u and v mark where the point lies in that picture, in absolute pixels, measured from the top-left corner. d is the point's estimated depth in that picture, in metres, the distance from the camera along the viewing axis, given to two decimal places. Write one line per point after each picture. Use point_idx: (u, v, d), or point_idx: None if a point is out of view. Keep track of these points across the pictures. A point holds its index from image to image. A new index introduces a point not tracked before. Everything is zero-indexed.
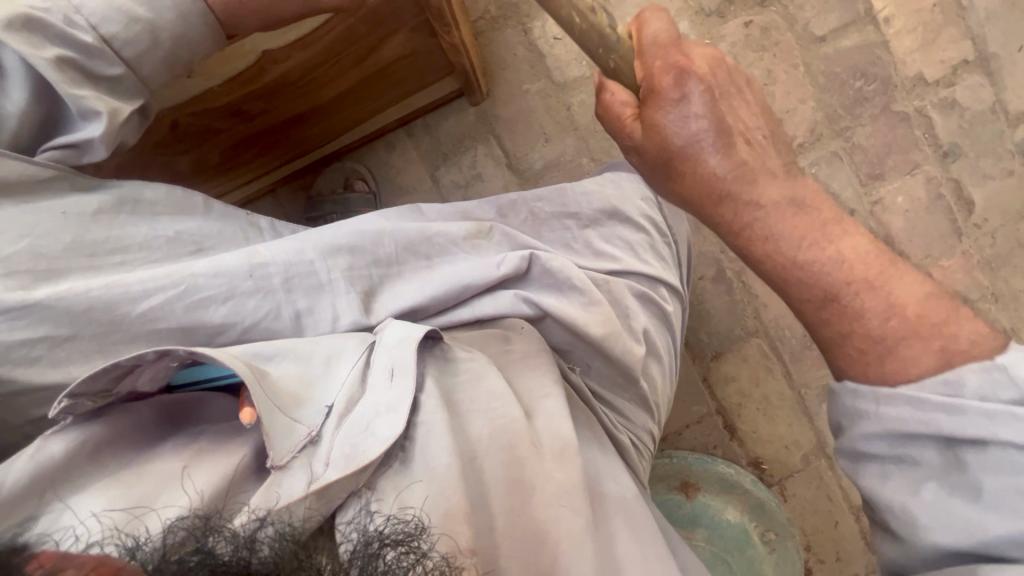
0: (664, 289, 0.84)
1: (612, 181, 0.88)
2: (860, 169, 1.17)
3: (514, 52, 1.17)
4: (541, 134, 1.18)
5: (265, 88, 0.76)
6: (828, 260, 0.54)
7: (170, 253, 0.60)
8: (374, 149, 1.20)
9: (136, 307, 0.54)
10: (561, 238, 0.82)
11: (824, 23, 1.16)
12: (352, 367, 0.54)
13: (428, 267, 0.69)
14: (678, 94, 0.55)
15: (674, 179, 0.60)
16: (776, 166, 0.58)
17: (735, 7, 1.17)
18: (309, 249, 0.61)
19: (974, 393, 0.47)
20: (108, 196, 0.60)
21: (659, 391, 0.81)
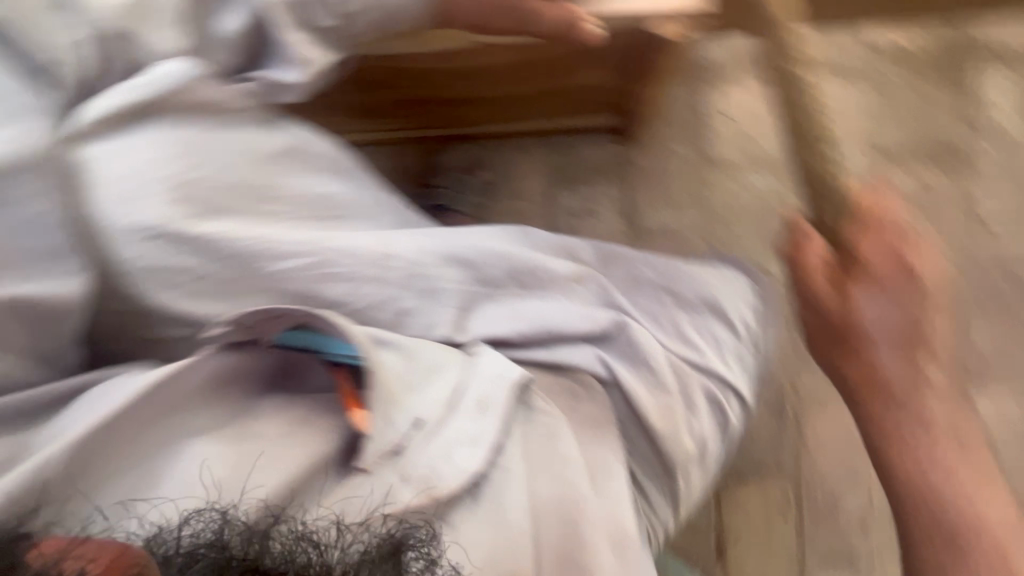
0: (735, 403, 0.77)
1: (720, 273, 0.85)
2: None
3: (678, 113, 1.16)
4: (668, 199, 1.16)
5: None
6: (964, 501, 0.55)
7: (313, 211, 0.63)
8: (506, 144, 1.20)
9: (272, 264, 0.58)
10: (650, 311, 0.80)
11: (995, 211, 1.10)
12: (451, 380, 0.57)
13: (518, 296, 0.71)
14: (886, 284, 0.60)
15: (843, 351, 0.63)
16: (944, 391, 0.60)
17: (912, 159, 1.12)
18: (437, 252, 0.66)
19: None
20: (280, 141, 0.64)
21: (690, 501, 0.74)
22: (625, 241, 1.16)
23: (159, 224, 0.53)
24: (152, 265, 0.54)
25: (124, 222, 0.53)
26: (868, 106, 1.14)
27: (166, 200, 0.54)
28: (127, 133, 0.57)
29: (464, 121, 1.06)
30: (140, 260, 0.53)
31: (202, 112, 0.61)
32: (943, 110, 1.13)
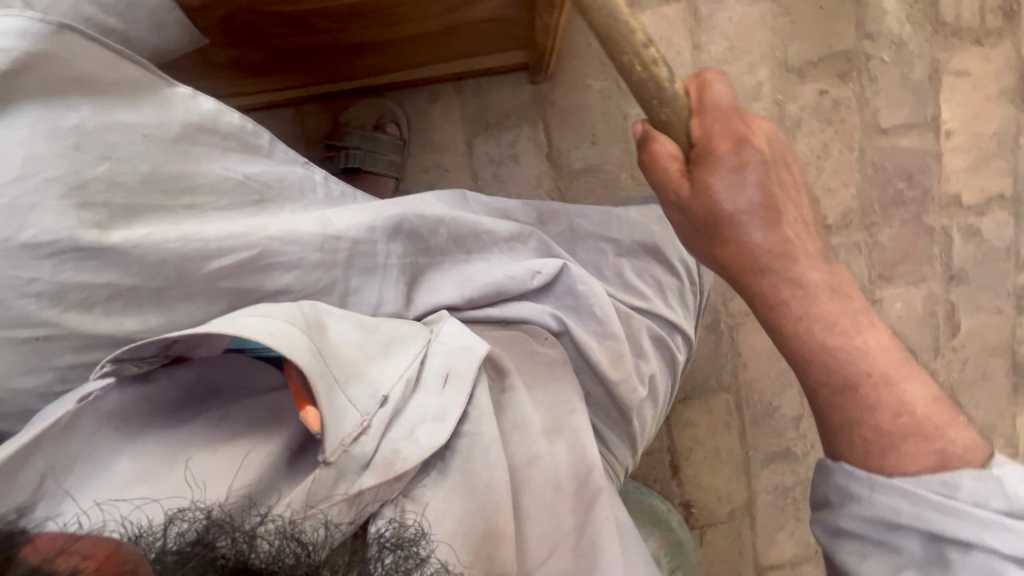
0: (681, 338, 0.87)
1: (659, 217, 0.88)
2: (873, 267, 1.19)
3: (590, 44, 1.11)
4: (589, 136, 1.13)
5: (338, 11, 0.67)
6: (851, 350, 0.57)
7: (238, 196, 0.61)
8: (417, 95, 1.13)
9: (206, 263, 0.55)
10: (594, 261, 0.86)
11: (891, 116, 1.16)
12: (408, 362, 0.54)
13: (467, 262, 0.73)
14: (733, 160, 0.57)
15: (717, 242, 0.61)
16: (814, 247, 0.60)
17: (816, 71, 1.15)
18: (378, 229, 0.64)
19: (966, 497, 0.51)
20: (183, 117, 0.58)
21: (645, 431, 0.82)
22: (552, 184, 1.14)
23: (64, 237, 0.49)
24: (54, 287, 0.50)
25: (20, 238, 0.48)
26: (774, 22, 1.14)
27: (67, 206, 0.50)
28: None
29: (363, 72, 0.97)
30: (34, 281, 0.49)
31: (85, 87, 0.52)
32: (846, 19, 1.14)
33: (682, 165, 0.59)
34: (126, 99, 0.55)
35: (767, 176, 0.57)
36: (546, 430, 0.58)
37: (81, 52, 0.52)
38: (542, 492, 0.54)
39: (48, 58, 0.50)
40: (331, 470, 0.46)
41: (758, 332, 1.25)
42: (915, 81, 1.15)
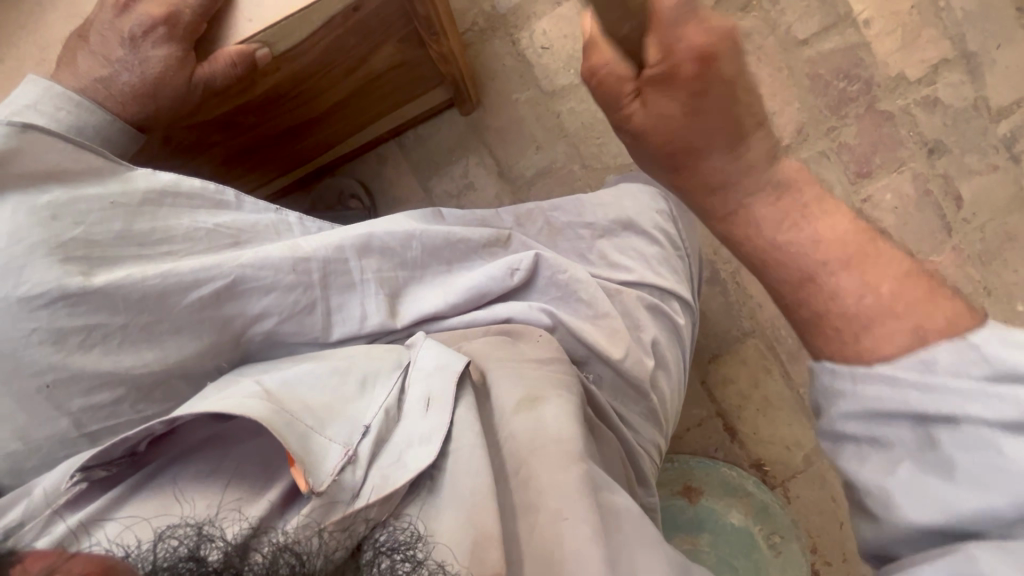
0: (678, 305, 0.83)
1: (627, 193, 0.86)
2: (849, 168, 1.19)
3: (503, 63, 1.18)
4: (532, 142, 1.19)
5: (258, 98, 0.74)
6: (803, 239, 0.53)
7: (211, 241, 0.59)
8: (367, 160, 1.21)
9: (185, 297, 0.55)
10: (574, 249, 0.83)
11: (805, 26, 1.18)
12: (388, 392, 0.57)
13: (449, 272, 0.73)
14: (697, 83, 0.51)
15: (675, 170, 0.58)
16: (762, 145, 0.56)
17: (718, 13, 1.18)
18: (347, 248, 0.63)
19: (948, 369, 0.42)
20: (148, 186, 0.58)
21: (667, 404, 0.80)
22: (514, 197, 1.19)
23: (53, 286, 0.50)
24: (52, 332, 0.51)
25: (17, 293, 0.50)
26: None
27: (50, 261, 0.51)
28: None
29: (318, 150, 1.05)
30: (35, 330, 0.50)
31: (54, 180, 0.55)
32: None
33: (633, 82, 0.54)
34: (93, 180, 0.57)
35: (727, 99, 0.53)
36: (517, 403, 0.58)
37: (43, 150, 0.55)
38: (534, 464, 0.53)
39: (16, 156, 0.53)
40: (323, 498, 0.48)
41: None
42: None
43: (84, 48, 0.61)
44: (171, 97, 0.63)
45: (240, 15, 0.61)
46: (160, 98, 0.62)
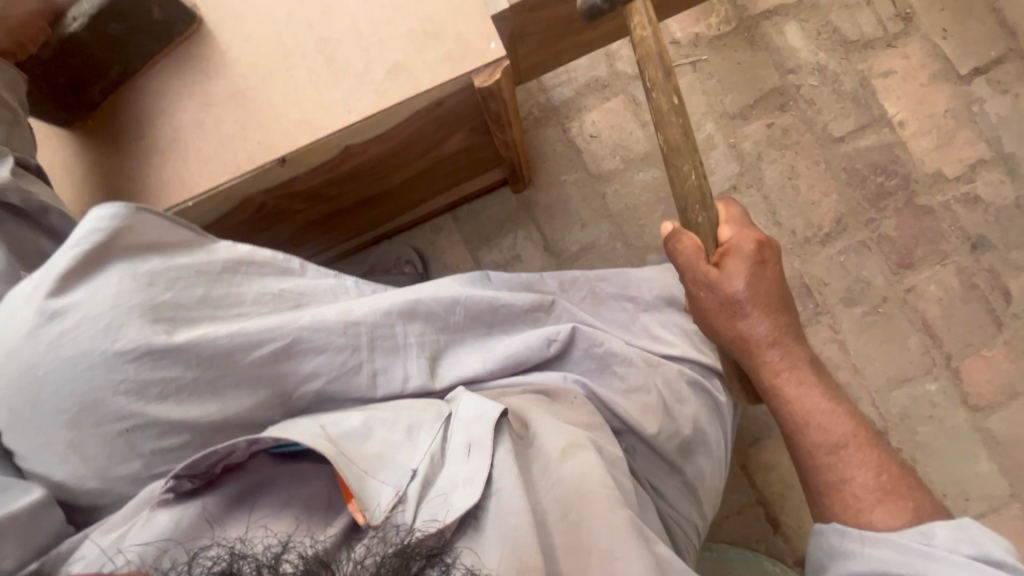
0: (717, 384, 0.82)
1: (670, 271, 0.90)
2: (890, 258, 1.21)
3: (554, 148, 1.29)
4: (578, 220, 1.27)
5: (343, 175, 0.83)
6: (834, 414, 0.68)
7: (274, 306, 0.65)
8: (422, 228, 1.29)
9: (250, 355, 0.59)
10: (617, 320, 0.86)
11: (841, 125, 1.24)
12: (432, 439, 0.61)
13: (490, 335, 0.76)
14: (756, 260, 0.71)
15: (732, 322, 0.71)
16: (801, 336, 0.73)
17: (757, 110, 1.26)
18: (394, 313, 0.67)
19: (944, 546, 0.57)
20: (229, 256, 0.64)
21: (706, 484, 0.77)
22: (557, 270, 1.26)
23: (142, 344, 0.54)
24: (135, 383, 0.54)
25: (110, 349, 0.53)
26: (704, 85, 1.27)
27: (142, 321, 0.55)
28: (90, 273, 0.56)
29: (380, 220, 1.15)
30: (121, 381, 0.54)
31: (153, 251, 0.60)
32: (763, 64, 1.27)
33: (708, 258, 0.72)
34: (184, 251, 0.62)
35: (773, 275, 0.72)
36: (561, 453, 0.60)
37: (150, 226, 0.60)
38: (582, 508, 0.56)
39: (129, 232, 0.58)
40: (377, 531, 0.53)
41: None
42: (849, 92, 1.25)
43: (214, 133, 0.72)
44: (273, 161, 0.71)
45: (339, 105, 0.70)
46: (264, 162, 0.71)
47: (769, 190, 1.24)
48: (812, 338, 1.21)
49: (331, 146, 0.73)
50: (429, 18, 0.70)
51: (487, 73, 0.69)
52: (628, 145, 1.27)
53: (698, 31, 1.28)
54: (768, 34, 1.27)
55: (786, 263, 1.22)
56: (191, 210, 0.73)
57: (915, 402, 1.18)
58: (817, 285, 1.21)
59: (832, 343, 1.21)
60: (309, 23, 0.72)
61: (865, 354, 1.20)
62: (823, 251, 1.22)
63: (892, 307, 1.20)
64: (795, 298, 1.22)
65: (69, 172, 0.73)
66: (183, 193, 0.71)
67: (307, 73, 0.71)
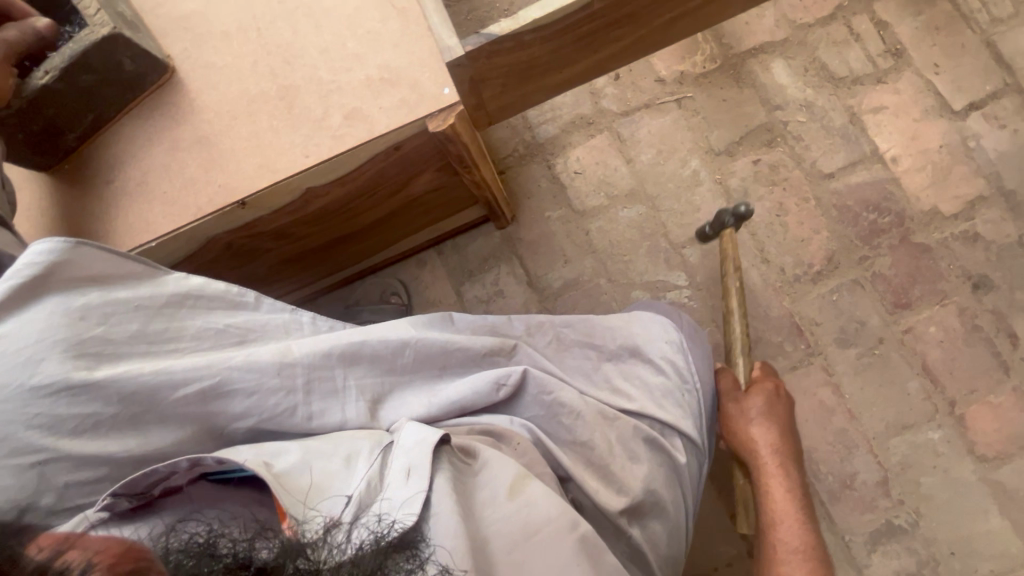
0: (681, 443, 0.80)
1: (639, 320, 0.89)
2: (886, 297, 1.16)
3: (539, 184, 1.29)
4: (562, 256, 1.26)
5: (310, 216, 0.84)
6: (805, 525, 0.79)
7: (213, 342, 0.64)
8: (406, 263, 1.30)
9: (173, 394, 0.59)
10: (580, 368, 0.85)
11: (831, 161, 1.22)
12: (369, 467, 0.61)
13: (439, 379, 0.75)
14: (772, 389, 0.92)
15: (744, 422, 0.88)
16: (799, 462, 0.87)
17: (744, 146, 1.24)
18: (335, 355, 0.66)
19: None
20: (174, 289, 0.64)
21: (657, 548, 0.74)
22: (540, 306, 1.24)
23: (61, 379, 0.55)
24: (52, 418, 0.55)
25: (30, 383, 0.55)
26: (689, 122, 1.27)
27: (64, 357, 0.56)
28: (26, 305, 0.57)
29: (360, 257, 1.16)
30: (38, 415, 0.55)
31: (95, 283, 0.61)
32: (750, 101, 1.26)
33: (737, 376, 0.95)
34: (129, 283, 0.63)
35: (784, 411, 0.91)
36: (510, 488, 0.61)
37: (91, 259, 0.61)
38: (530, 543, 0.58)
39: (66, 265, 0.59)
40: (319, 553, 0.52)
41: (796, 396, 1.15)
42: (839, 128, 1.23)
43: (178, 175, 0.74)
44: (233, 204, 0.73)
45: (297, 150, 0.72)
46: (223, 205, 0.72)
47: (757, 226, 1.21)
48: (804, 380, 1.16)
49: (291, 189, 0.74)
50: (387, 66, 0.72)
51: (441, 117, 0.70)
52: (613, 181, 1.27)
53: (683, 69, 1.29)
54: (755, 71, 1.27)
55: (776, 301, 1.18)
56: (156, 249, 0.74)
57: (916, 451, 1.12)
58: (809, 324, 1.17)
59: (826, 387, 1.15)
60: (272, 72, 0.74)
61: (861, 398, 1.14)
62: (814, 290, 1.18)
63: (889, 349, 1.15)
64: (785, 337, 1.17)
65: (41, 212, 0.76)
66: (147, 234, 0.73)
67: (268, 119, 0.73)
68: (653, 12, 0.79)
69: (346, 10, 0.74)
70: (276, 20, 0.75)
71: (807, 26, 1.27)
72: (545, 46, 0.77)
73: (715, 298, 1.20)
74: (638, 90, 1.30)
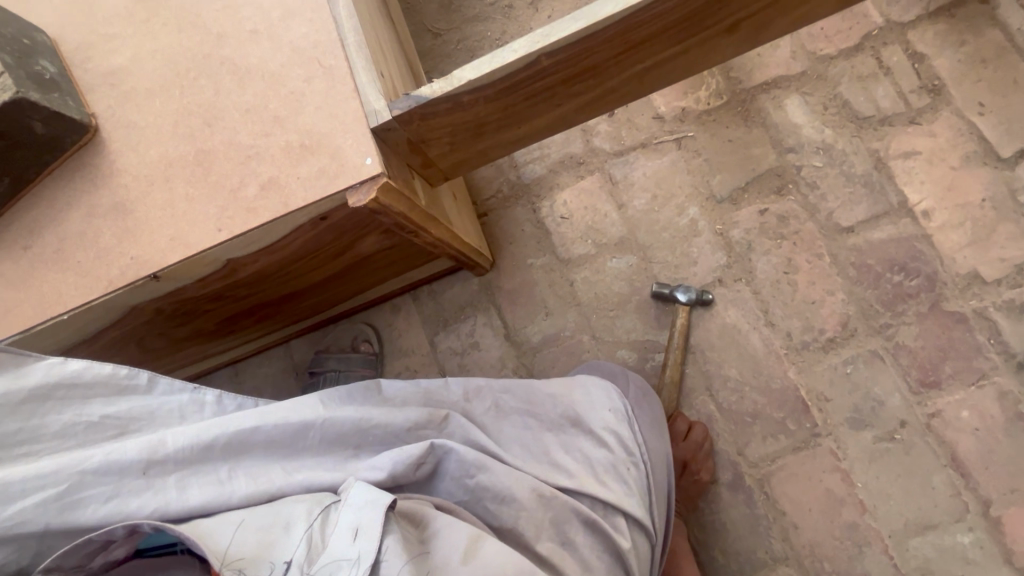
0: (624, 524, 0.72)
1: (581, 384, 0.80)
2: (910, 374, 1.01)
3: (523, 229, 1.19)
4: (543, 308, 1.16)
5: (243, 281, 0.78)
6: None
7: (78, 438, 0.64)
8: (380, 308, 1.23)
9: (10, 506, 0.58)
10: (518, 439, 0.76)
11: (850, 213, 1.07)
12: (309, 526, 0.59)
13: (355, 454, 0.70)
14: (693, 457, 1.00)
15: None
16: None
17: (749, 194, 1.11)
18: (215, 449, 0.64)
19: None
20: (36, 381, 0.63)
21: None
22: (517, 362, 1.15)
23: None
24: None
25: None
26: (689, 164, 1.15)
27: None
28: None
29: (325, 307, 1.10)
30: None
31: None
32: (759, 142, 1.13)
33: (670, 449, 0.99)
34: None
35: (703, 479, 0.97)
36: (464, 553, 0.60)
37: None
38: None
39: None
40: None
41: (798, 481, 1.02)
42: (861, 175, 1.08)
43: (93, 245, 0.69)
44: (145, 278, 0.68)
45: (211, 222, 0.66)
46: (135, 279, 0.68)
47: (761, 285, 1.08)
48: (809, 463, 1.02)
49: (208, 261, 0.68)
50: (309, 131, 0.65)
51: (362, 192, 0.63)
52: (601, 228, 1.16)
53: (684, 106, 1.16)
54: (766, 108, 1.13)
55: (780, 371, 1.05)
56: (68, 321, 0.71)
57: (942, 556, 0.96)
58: (817, 399, 1.03)
59: (834, 473, 1.01)
60: (192, 134, 0.68)
61: (876, 489, 0.99)
62: (824, 360, 1.04)
63: (911, 435, 0.99)
64: (789, 413, 1.03)
65: None
66: (57, 307, 0.69)
67: (184, 186, 0.67)
68: (623, 62, 0.69)
69: (271, 68, 0.67)
70: (200, 77, 0.69)
71: (828, 59, 1.13)
72: (492, 105, 0.68)
73: (710, 364, 1.07)
74: (633, 128, 1.18)
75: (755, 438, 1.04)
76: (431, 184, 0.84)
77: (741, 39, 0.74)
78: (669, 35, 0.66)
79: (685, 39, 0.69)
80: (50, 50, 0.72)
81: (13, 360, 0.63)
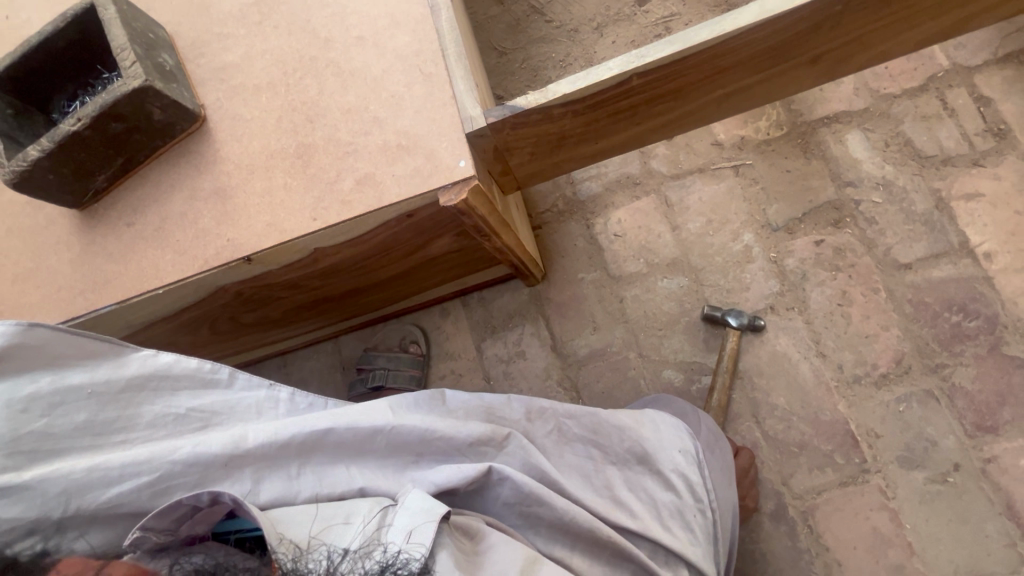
0: (686, 574, 0.73)
1: (650, 420, 0.81)
2: (965, 417, 0.99)
3: (575, 243, 1.22)
4: (590, 323, 1.18)
5: (322, 272, 0.82)
6: None
7: (166, 429, 0.67)
8: (430, 310, 1.26)
9: (107, 491, 0.61)
10: (581, 469, 0.78)
11: (909, 250, 1.07)
12: (366, 524, 0.62)
13: (417, 465, 0.72)
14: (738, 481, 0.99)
15: None
16: None
17: (805, 225, 1.12)
18: (291, 446, 0.66)
19: None
20: (132, 372, 0.67)
21: None
22: (561, 373, 1.16)
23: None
24: None
25: None
26: (747, 191, 1.16)
27: None
28: None
29: (379, 306, 1.13)
30: None
31: (54, 368, 0.64)
32: (818, 174, 1.14)
33: None
34: (89, 365, 0.66)
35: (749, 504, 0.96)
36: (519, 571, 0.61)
37: (52, 339, 0.64)
38: None
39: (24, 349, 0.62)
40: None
41: (843, 517, 1.00)
42: (921, 213, 1.08)
43: (192, 226, 0.74)
44: (239, 259, 0.72)
45: (307, 211, 0.70)
46: (230, 260, 0.71)
47: (814, 315, 1.08)
48: (856, 499, 1.00)
49: (299, 248, 0.72)
50: (406, 132, 0.69)
51: (453, 193, 0.66)
52: (654, 248, 1.18)
53: (744, 134, 1.19)
54: (826, 141, 1.15)
55: (829, 403, 1.04)
56: (162, 296, 0.75)
57: None
58: (867, 435, 1.02)
59: (882, 511, 0.99)
60: (294, 129, 0.73)
61: (927, 533, 0.97)
62: (876, 395, 1.03)
63: (965, 479, 0.97)
64: (837, 447, 1.02)
65: (67, 248, 0.77)
66: (154, 282, 0.73)
67: (283, 176, 0.72)
68: (704, 88, 0.72)
69: (373, 72, 0.71)
70: (305, 77, 0.74)
71: (891, 97, 1.14)
72: (578, 120, 0.71)
73: (758, 390, 1.07)
74: (691, 153, 1.21)
75: (800, 469, 1.03)
76: (505, 192, 0.87)
77: (819, 73, 0.77)
78: (752, 64, 0.69)
79: (765, 69, 0.71)
80: (169, 45, 0.77)
81: (113, 351, 0.67)
